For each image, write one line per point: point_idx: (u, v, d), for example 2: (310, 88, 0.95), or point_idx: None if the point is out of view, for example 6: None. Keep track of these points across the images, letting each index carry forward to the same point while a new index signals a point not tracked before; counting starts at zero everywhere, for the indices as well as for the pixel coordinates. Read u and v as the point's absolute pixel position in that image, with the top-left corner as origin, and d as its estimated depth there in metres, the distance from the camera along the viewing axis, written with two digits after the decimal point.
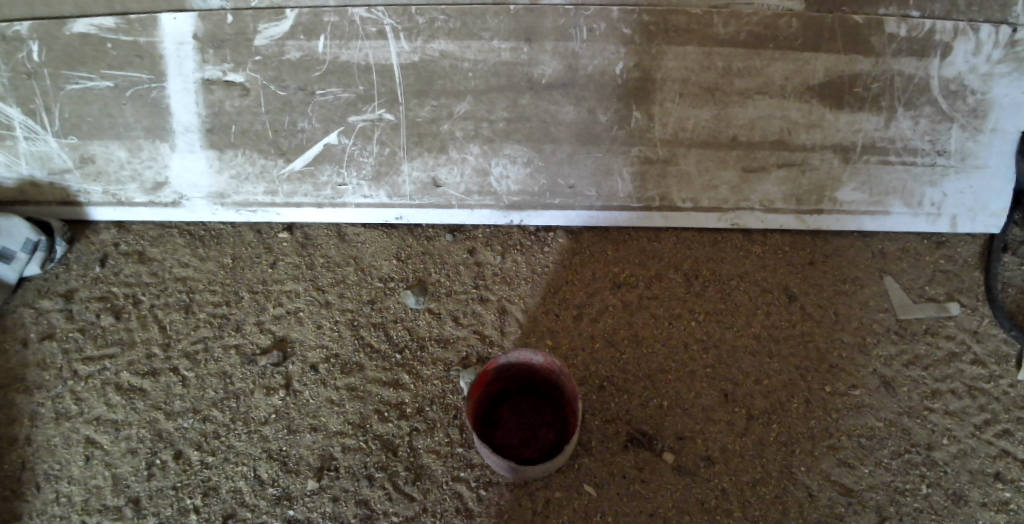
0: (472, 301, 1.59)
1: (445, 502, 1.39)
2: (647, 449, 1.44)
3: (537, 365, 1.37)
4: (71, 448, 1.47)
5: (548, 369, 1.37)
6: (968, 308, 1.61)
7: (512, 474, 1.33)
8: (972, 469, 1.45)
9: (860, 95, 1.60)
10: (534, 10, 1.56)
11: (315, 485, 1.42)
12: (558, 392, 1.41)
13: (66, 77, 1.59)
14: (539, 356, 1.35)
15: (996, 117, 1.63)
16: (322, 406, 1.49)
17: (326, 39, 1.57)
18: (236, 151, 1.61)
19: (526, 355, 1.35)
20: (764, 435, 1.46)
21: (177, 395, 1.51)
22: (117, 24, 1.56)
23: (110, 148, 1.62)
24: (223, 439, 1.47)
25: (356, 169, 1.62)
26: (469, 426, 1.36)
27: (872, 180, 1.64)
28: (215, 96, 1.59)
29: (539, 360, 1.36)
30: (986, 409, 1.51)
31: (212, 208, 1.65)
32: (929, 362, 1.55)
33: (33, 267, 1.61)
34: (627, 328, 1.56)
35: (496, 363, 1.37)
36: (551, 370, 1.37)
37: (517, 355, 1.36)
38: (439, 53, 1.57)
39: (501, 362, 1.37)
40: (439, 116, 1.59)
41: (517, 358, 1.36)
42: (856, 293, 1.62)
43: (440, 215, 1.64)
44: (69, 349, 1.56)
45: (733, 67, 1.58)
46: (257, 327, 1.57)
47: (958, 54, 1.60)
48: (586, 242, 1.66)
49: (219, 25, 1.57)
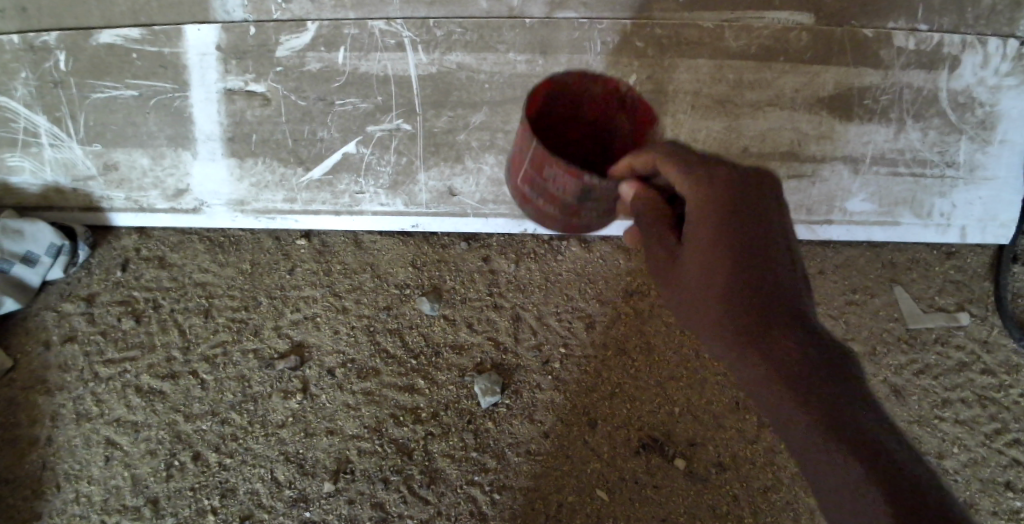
0: (487, 308, 1.62)
1: (459, 505, 1.46)
2: (659, 455, 1.51)
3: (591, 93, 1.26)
4: (91, 448, 1.50)
5: (606, 95, 1.26)
6: (980, 318, 1.64)
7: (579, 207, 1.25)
8: (983, 478, 1.52)
9: (869, 107, 1.62)
10: (548, 23, 1.60)
11: (331, 488, 1.46)
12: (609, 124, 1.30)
13: (92, 86, 1.62)
14: (599, 79, 1.23)
15: (1005, 129, 1.65)
16: (338, 410, 1.53)
17: (346, 51, 1.61)
18: (256, 159, 1.64)
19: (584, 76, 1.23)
20: (774, 443, 1.53)
21: (196, 398, 1.54)
22: (143, 35, 1.60)
23: (133, 156, 1.64)
24: (241, 442, 1.50)
25: (373, 178, 1.65)
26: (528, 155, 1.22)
27: (882, 192, 1.66)
28: (236, 106, 1.62)
29: (597, 85, 1.24)
30: (997, 419, 1.56)
31: (231, 215, 1.66)
32: (939, 371, 1.59)
33: (56, 271, 1.61)
34: (638, 336, 1.60)
35: (547, 82, 1.23)
36: (611, 96, 1.25)
37: (572, 76, 1.23)
38: (455, 66, 1.61)
39: (555, 82, 1.23)
40: (455, 127, 1.63)
41: (572, 79, 1.24)
42: (866, 303, 1.65)
43: (454, 224, 1.67)
44: (90, 352, 1.58)
45: (744, 79, 1.61)
46: (276, 331, 1.60)
47: (967, 67, 1.63)
48: (600, 252, 1.67)
49: (241, 36, 1.61)
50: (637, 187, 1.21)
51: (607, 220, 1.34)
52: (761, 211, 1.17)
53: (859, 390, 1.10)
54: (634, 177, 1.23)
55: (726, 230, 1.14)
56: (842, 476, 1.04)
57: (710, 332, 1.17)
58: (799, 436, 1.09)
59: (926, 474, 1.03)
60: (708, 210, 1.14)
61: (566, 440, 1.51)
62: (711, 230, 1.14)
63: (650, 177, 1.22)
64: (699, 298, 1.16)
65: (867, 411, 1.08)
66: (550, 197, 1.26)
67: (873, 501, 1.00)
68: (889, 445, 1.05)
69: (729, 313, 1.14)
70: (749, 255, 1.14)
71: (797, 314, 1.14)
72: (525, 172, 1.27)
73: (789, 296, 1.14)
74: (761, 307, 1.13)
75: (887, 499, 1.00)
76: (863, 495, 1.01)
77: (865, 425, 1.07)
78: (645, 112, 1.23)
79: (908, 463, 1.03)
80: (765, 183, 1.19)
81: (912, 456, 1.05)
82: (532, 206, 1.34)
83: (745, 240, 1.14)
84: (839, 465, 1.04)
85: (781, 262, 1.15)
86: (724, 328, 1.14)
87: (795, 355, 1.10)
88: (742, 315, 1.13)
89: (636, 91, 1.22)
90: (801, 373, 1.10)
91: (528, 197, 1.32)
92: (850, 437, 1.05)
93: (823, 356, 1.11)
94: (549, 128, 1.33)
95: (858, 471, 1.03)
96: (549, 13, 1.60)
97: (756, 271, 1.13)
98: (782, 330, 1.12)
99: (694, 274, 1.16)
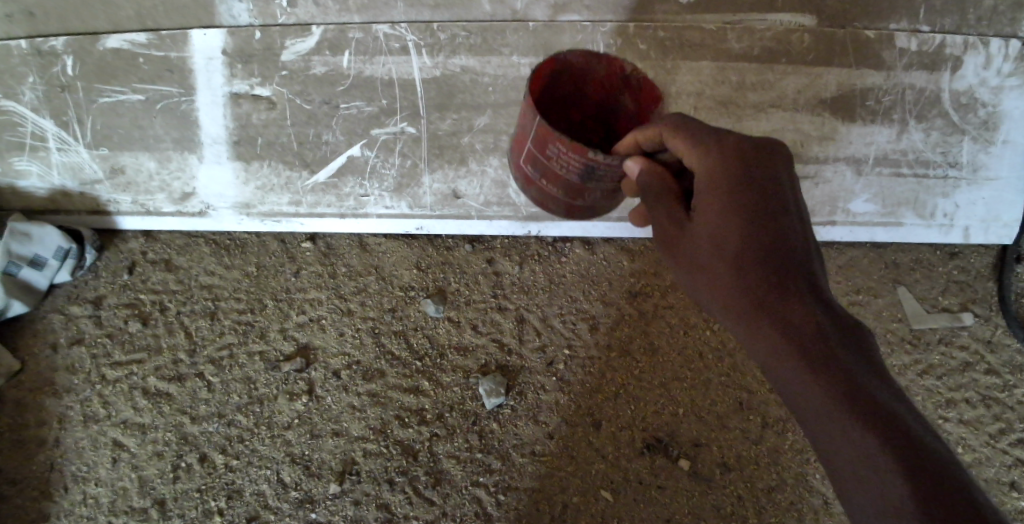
0: (491, 310, 1.62)
1: (465, 506, 1.46)
2: (663, 455, 1.51)
3: (595, 71, 1.26)
4: (98, 450, 1.51)
5: (610, 74, 1.26)
6: (984, 318, 1.65)
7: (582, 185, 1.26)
8: (988, 478, 1.53)
9: (872, 108, 1.63)
10: (551, 26, 1.61)
11: (337, 489, 1.47)
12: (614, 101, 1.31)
13: (99, 90, 1.63)
14: (602, 59, 1.24)
15: (1007, 129, 1.65)
16: (343, 411, 1.53)
17: (351, 55, 1.62)
18: (262, 163, 1.65)
19: (588, 56, 1.23)
20: (779, 444, 1.54)
21: (202, 400, 1.55)
22: (150, 40, 1.62)
23: (139, 160, 1.65)
24: (248, 443, 1.51)
25: (378, 181, 1.66)
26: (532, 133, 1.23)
27: (885, 193, 1.66)
28: (242, 110, 1.63)
29: (600, 65, 1.25)
30: (1001, 419, 1.57)
31: (237, 218, 1.67)
32: (943, 372, 1.60)
33: (64, 274, 1.62)
34: (642, 336, 1.61)
35: (551, 60, 1.23)
36: (615, 75, 1.26)
37: (576, 55, 1.23)
38: (459, 69, 1.62)
39: (558, 61, 1.24)
40: (459, 129, 1.63)
41: (576, 58, 1.24)
42: (869, 304, 1.65)
43: (459, 226, 1.67)
44: (97, 354, 1.59)
45: (746, 81, 1.61)
46: (281, 333, 1.61)
47: (969, 68, 1.63)
48: (603, 254, 1.68)
49: (247, 40, 1.62)
50: (643, 162, 1.15)
51: (611, 201, 1.35)
52: (774, 176, 1.10)
53: (871, 363, 1.05)
54: (640, 151, 1.18)
55: (737, 197, 1.07)
56: (857, 451, 0.98)
57: (719, 302, 1.11)
58: (811, 410, 1.03)
59: (943, 450, 0.98)
60: (718, 176, 1.08)
61: (570, 441, 1.52)
62: (721, 206, 1.08)
63: (657, 150, 1.17)
64: (708, 267, 1.10)
65: (879, 385, 1.03)
66: (553, 175, 1.27)
67: (888, 476, 0.96)
68: (906, 420, 1.00)
69: (739, 282, 1.08)
70: (761, 223, 1.07)
71: (811, 283, 1.07)
72: (529, 150, 1.28)
73: (802, 265, 1.08)
74: (773, 277, 1.07)
75: (905, 476, 0.95)
76: (878, 469, 0.96)
77: (880, 400, 1.01)
78: (648, 91, 1.23)
79: (925, 439, 0.98)
80: (778, 149, 1.12)
81: (928, 431, 1.00)
82: (536, 186, 1.36)
83: (757, 207, 1.07)
84: (854, 440, 0.99)
85: (795, 231, 1.09)
86: (734, 298, 1.09)
87: (809, 327, 1.05)
88: (753, 285, 1.07)
89: (639, 71, 1.22)
90: (817, 350, 1.04)
91: (533, 176, 1.34)
92: (865, 412, 1.00)
93: (836, 327, 1.05)
94: (553, 107, 1.34)
95: (874, 447, 0.98)
96: (552, 16, 1.61)
97: (768, 240, 1.07)
98: (795, 301, 1.06)
99: (704, 242, 1.10)
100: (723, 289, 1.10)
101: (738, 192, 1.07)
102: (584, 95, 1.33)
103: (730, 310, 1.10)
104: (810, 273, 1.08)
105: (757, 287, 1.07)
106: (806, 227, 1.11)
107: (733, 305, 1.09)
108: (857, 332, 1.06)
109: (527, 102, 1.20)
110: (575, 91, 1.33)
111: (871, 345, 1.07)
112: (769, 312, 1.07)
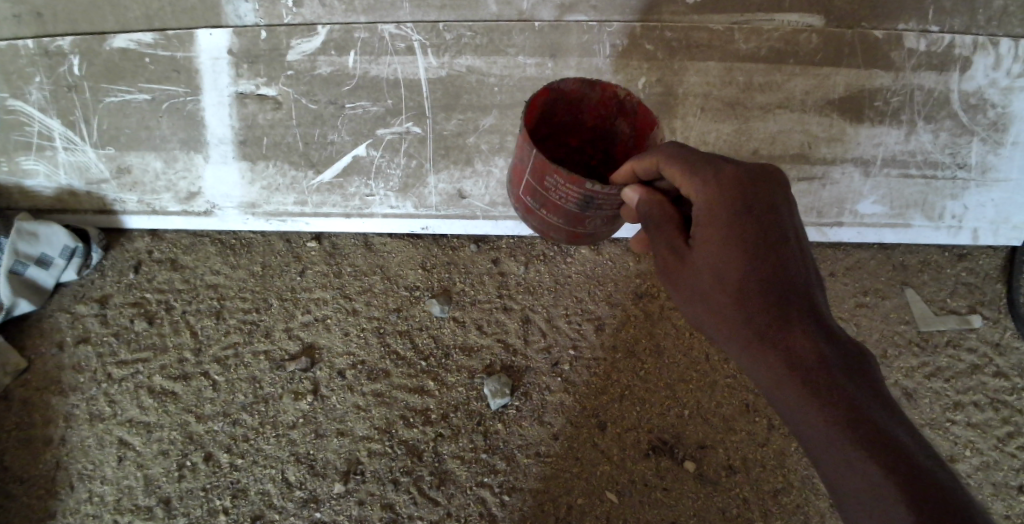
0: (497, 310, 1.62)
1: (469, 507, 1.46)
2: (669, 457, 1.51)
3: (589, 99, 1.26)
4: (104, 448, 1.51)
5: (604, 100, 1.26)
6: (992, 320, 1.65)
7: (582, 215, 1.23)
8: (996, 481, 1.51)
9: (880, 109, 1.62)
10: (558, 27, 1.61)
11: (341, 489, 1.47)
12: (610, 128, 1.30)
13: (107, 90, 1.64)
14: (596, 86, 1.24)
15: (1017, 130, 1.64)
16: (348, 411, 1.53)
17: (356, 55, 1.62)
18: (267, 163, 1.65)
19: (581, 83, 1.23)
20: (784, 446, 1.53)
21: (208, 398, 1.55)
22: (156, 40, 1.62)
23: (145, 159, 1.65)
24: (252, 442, 1.51)
25: (383, 181, 1.65)
26: (529, 164, 1.21)
27: (893, 194, 1.65)
28: (248, 110, 1.64)
29: (594, 91, 1.25)
30: (1010, 422, 1.56)
31: (243, 218, 1.68)
32: (951, 374, 1.59)
33: (70, 273, 1.63)
34: (648, 339, 1.61)
35: (544, 91, 1.23)
36: (609, 101, 1.26)
37: (569, 83, 1.23)
38: (465, 69, 1.62)
39: (552, 91, 1.24)
40: (465, 130, 1.63)
41: (569, 86, 1.24)
42: (877, 306, 1.65)
43: (464, 226, 1.67)
44: (103, 353, 1.59)
45: (754, 82, 1.60)
46: (287, 333, 1.61)
47: (979, 68, 1.62)
48: (609, 255, 1.68)
49: (253, 40, 1.62)
50: (642, 191, 1.12)
51: (611, 227, 1.31)
52: (772, 204, 1.06)
53: (873, 387, 1.03)
54: (637, 180, 1.15)
55: (735, 228, 1.03)
56: (861, 477, 0.96)
57: (717, 331, 1.08)
58: (815, 439, 1.01)
59: (941, 469, 0.96)
60: (715, 208, 1.04)
61: (574, 442, 1.51)
62: (721, 233, 1.04)
63: (655, 178, 1.13)
64: (708, 297, 1.06)
65: (881, 408, 1.01)
66: (550, 206, 1.24)
67: (891, 502, 0.93)
68: (906, 441, 0.98)
69: (741, 312, 1.04)
70: (761, 251, 1.04)
71: (812, 310, 1.04)
72: (526, 182, 1.25)
73: (802, 293, 1.05)
74: (775, 307, 1.03)
75: (907, 502, 0.92)
76: (882, 496, 0.94)
77: (882, 424, 0.99)
78: (643, 116, 1.22)
79: (923, 460, 0.96)
80: (774, 175, 1.09)
81: (926, 451, 0.98)
82: (534, 217, 1.32)
83: (756, 237, 1.04)
84: (857, 467, 0.96)
85: (795, 258, 1.05)
86: (735, 327, 1.05)
87: (810, 355, 1.02)
88: (753, 315, 1.04)
89: (633, 95, 1.23)
90: (819, 378, 1.01)
91: (530, 208, 1.30)
92: (868, 439, 0.97)
93: (838, 354, 1.02)
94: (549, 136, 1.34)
95: (877, 472, 0.95)
96: (558, 17, 1.61)
97: (768, 269, 1.03)
98: (798, 331, 1.03)
99: (703, 273, 1.06)
100: (723, 319, 1.06)
101: (737, 220, 1.04)
102: (579, 122, 1.32)
103: (732, 339, 1.06)
104: (810, 301, 1.05)
105: (758, 318, 1.03)
106: (805, 250, 1.08)
107: (733, 335, 1.06)
108: (859, 356, 1.04)
109: (523, 134, 1.19)
110: (569, 119, 1.32)
111: (873, 369, 1.04)
112: (770, 341, 1.03)
